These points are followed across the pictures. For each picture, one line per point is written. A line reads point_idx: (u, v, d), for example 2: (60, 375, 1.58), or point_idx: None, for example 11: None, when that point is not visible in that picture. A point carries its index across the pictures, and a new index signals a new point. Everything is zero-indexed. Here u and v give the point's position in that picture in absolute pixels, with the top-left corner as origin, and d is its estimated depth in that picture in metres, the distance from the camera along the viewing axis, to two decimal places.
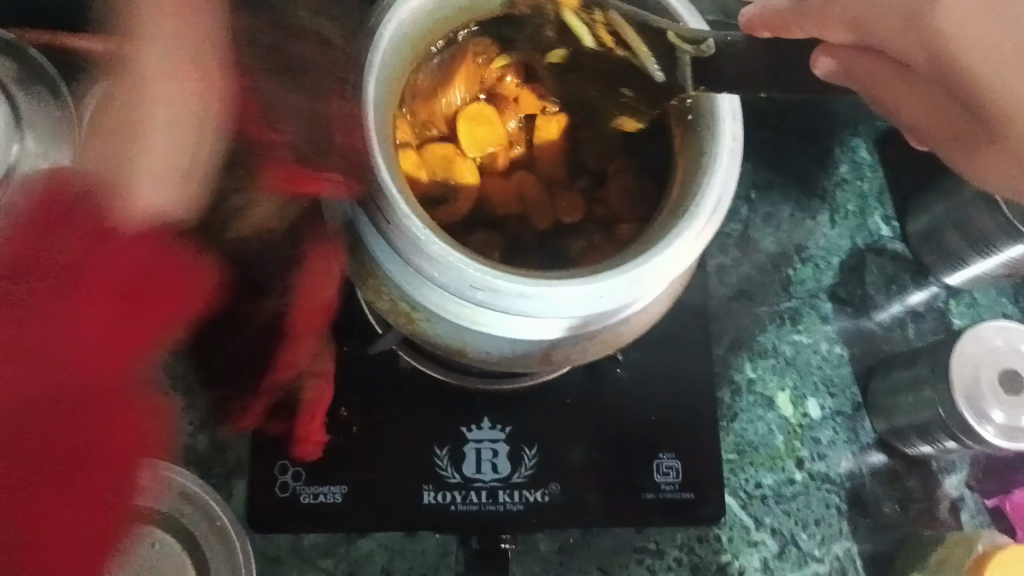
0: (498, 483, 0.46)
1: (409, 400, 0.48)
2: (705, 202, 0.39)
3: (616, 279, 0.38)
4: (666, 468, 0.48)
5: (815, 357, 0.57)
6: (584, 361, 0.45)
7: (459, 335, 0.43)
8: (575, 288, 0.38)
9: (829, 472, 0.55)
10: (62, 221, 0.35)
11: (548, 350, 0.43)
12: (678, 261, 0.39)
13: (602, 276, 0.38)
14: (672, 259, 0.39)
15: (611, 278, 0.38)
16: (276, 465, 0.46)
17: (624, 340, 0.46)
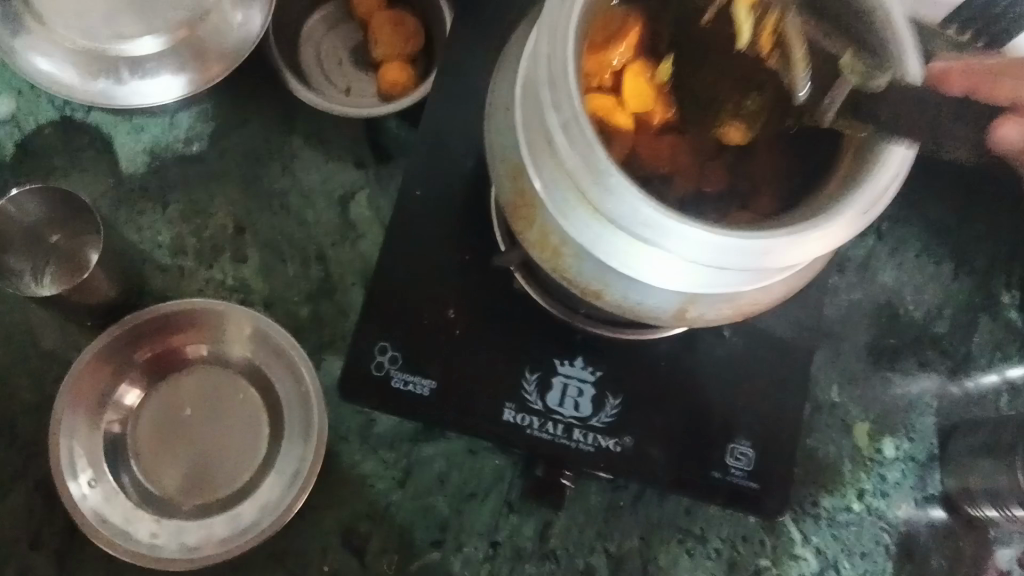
0: (576, 421, 0.47)
1: (512, 316, 0.48)
2: (866, 192, 0.37)
3: (787, 239, 0.35)
4: (739, 453, 0.48)
5: (903, 399, 0.57)
6: (716, 323, 0.43)
7: (602, 277, 0.40)
8: (745, 241, 0.34)
9: (886, 512, 0.55)
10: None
11: (687, 306, 0.41)
12: (840, 233, 0.36)
13: (774, 236, 0.35)
14: (836, 231, 0.36)
15: (783, 239, 0.35)
16: (376, 345, 0.47)
17: (757, 310, 0.44)
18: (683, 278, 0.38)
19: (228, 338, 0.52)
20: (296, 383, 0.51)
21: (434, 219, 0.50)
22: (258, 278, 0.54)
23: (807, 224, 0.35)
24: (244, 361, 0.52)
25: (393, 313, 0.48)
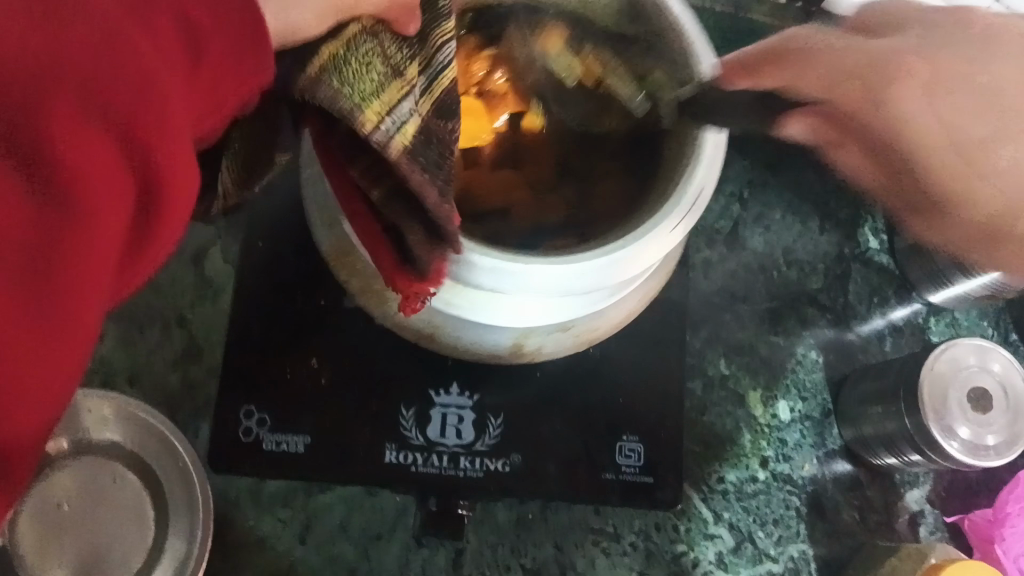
0: (461, 449, 0.46)
1: (377, 354, 0.48)
2: (682, 199, 0.41)
3: (599, 262, 0.39)
4: (627, 450, 0.48)
5: (791, 360, 0.57)
6: (557, 355, 0.48)
7: (434, 320, 0.45)
8: (556, 268, 0.38)
9: (792, 474, 0.55)
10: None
11: (522, 338, 0.46)
12: (656, 250, 0.40)
13: (587, 259, 0.39)
14: (653, 247, 0.40)
15: (596, 261, 0.39)
16: (242, 410, 0.46)
17: (597, 336, 0.48)
18: (512, 305, 0.42)
19: (86, 425, 0.48)
20: (172, 457, 0.48)
21: (288, 267, 0.49)
22: (117, 353, 0.50)
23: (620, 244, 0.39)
24: (111, 444, 0.49)
25: (253, 374, 0.46)
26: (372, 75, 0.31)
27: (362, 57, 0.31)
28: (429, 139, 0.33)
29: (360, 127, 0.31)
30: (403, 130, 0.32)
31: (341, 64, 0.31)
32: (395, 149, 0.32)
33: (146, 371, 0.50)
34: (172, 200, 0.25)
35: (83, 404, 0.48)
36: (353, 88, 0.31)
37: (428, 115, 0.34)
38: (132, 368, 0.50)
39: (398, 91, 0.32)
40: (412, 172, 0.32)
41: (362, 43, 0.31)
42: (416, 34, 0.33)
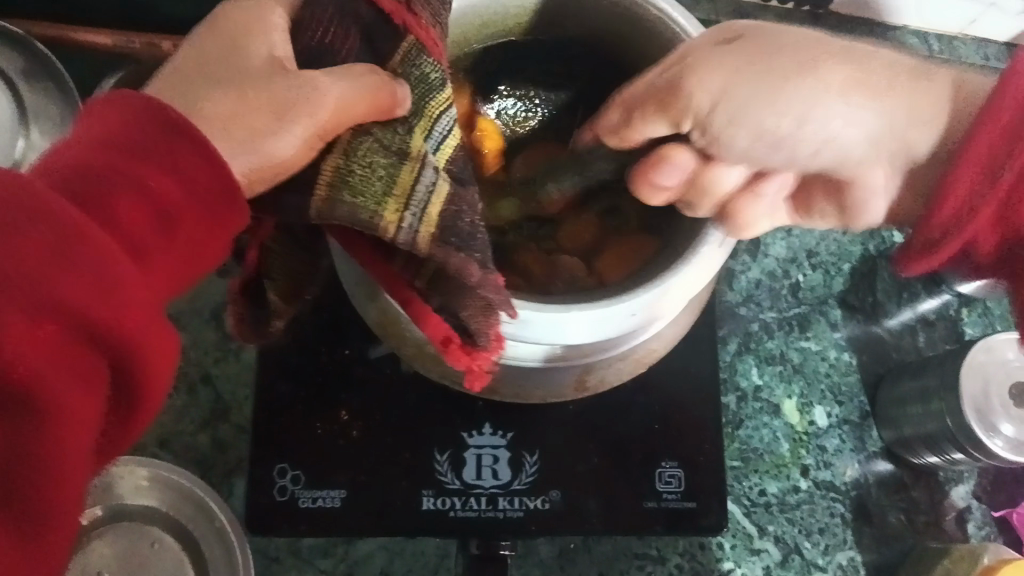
0: (498, 489, 0.46)
1: (405, 402, 0.47)
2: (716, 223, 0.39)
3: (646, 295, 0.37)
4: (668, 476, 0.47)
5: (824, 365, 0.56)
6: (619, 381, 0.47)
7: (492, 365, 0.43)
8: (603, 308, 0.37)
9: (835, 481, 0.54)
10: (150, 114, 0.29)
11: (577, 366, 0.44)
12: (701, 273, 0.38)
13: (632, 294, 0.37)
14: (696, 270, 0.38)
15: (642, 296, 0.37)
16: (274, 469, 0.45)
17: (654, 355, 0.47)
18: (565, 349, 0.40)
19: (122, 492, 0.47)
20: (209, 520, 0.47)
21: (308, 319, 0.48)
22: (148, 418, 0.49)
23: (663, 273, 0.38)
24: (148, 509, 0.47)
25: (283, 432, 0.46)
26: (381, 174, 0.32)
27: (363, 161, 0.32)
28: (458, 212, 0.33)
29: (386, 230, 0.32)
30: (428, 209, 0.33)
31: (345, 177, 0.32)
32: (422, 241, 0.33)
33: (176, 435, 0.49)
34: (150, 372, 0.27)
35: (117, 473, 0.47)
36: (367, 195, 0.32)
37: (451, 192, 0.33)
38: (164, 432, 0.49)
39: (410, 176, 0.32)
40: (445, 257, 0.33)
41: (360, 148, 0.32)
42: (401, 122, 0.33)
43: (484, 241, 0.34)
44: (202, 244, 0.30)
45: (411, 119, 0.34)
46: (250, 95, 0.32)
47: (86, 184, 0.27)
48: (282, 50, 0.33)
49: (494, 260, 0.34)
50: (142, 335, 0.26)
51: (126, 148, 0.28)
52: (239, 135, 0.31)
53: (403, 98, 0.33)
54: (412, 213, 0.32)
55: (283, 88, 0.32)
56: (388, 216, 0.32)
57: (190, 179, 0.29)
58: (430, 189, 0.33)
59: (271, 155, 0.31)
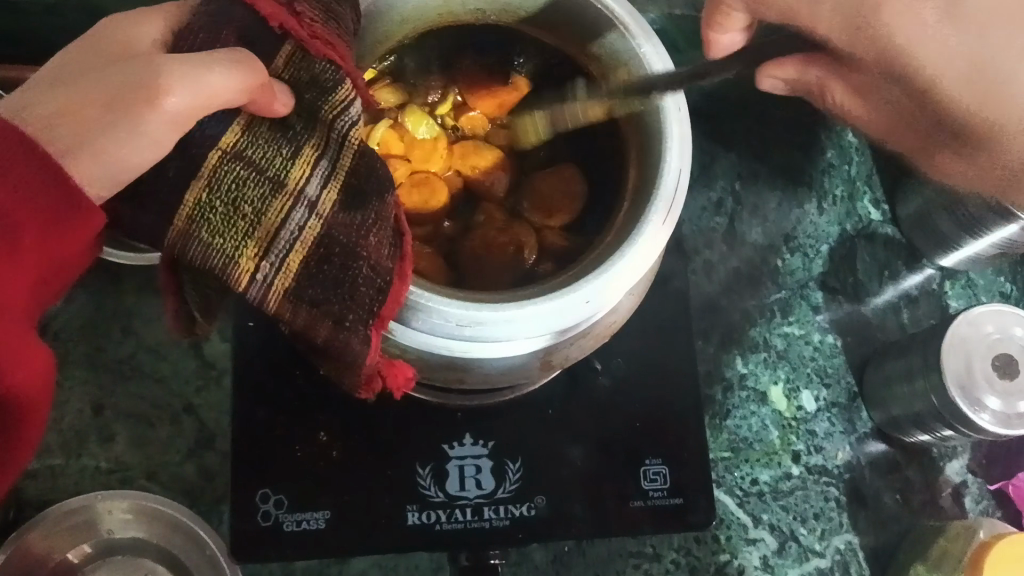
0: (483, 499, 0.46)
1: (384, 418, 0.47)
2: (661, 197, 0.39)
3: (594, 285, 0.38)
4: (654, 474, 0.47)
5: (808, 349, 0.56)
6: (581, 356, 0.46)
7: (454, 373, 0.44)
8: (554, 302, 0.37)
9: (827, 465, 0.54)
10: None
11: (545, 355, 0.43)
12: (648, 255, 0.39)
13: (580, 284, 0.38)
14: (644, 252, 0.38)
15: (590, 285, 0.38)
16: (257, 494, 0.45)
17: (613, 325, 0.46)
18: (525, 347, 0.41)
19: (109, 527, 0.47)
20: (200, 548, 0.46)
21: (283, 344, 0.48)
22: (132, 451, 0.48)
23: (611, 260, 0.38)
24: (136, 541, 0.47)
25: (265, 457, 0.46)
26: (244, 214, 0.33)
27: (226, 198, 0.33)
28: (325, 255, 0.35)
29: (240, 279, 0.34)
30: (290, 258, 0.34)
31: (206, 212, 0.33)
32: (275, 291, 0.34)
33: (160, 466, 0.48)
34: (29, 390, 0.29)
35: (102, 508, 0.46)
36: (225, 236, 0.33)
37: (320, 233, 0.35)
38: (149, 465, 0.48)
39: (275, 219, 0.34)
40: (297, 310, 0.35)
41: (226, 178, 0.33)
42: (288, 147, 0.34)
43: (353, 288, 0.36)
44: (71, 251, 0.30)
45: (299, 140, 0.34)
46: (107, 86, 0.31)
47: None
48: (136, 51, 0.32)
49: (371, 301, 0.36)
50: (9, 373, 0.28)
51: None
52: (92, 122, 0.30)
53: (281, 108, 0.34)
54: (271, 262, 0.34)
55: (129, 72, 0.31)
56: (245, 263, 0.33)
57: (45, 209, 0.28)
58: (295, 234, 0.34)
59: (104, 158, 0.31)
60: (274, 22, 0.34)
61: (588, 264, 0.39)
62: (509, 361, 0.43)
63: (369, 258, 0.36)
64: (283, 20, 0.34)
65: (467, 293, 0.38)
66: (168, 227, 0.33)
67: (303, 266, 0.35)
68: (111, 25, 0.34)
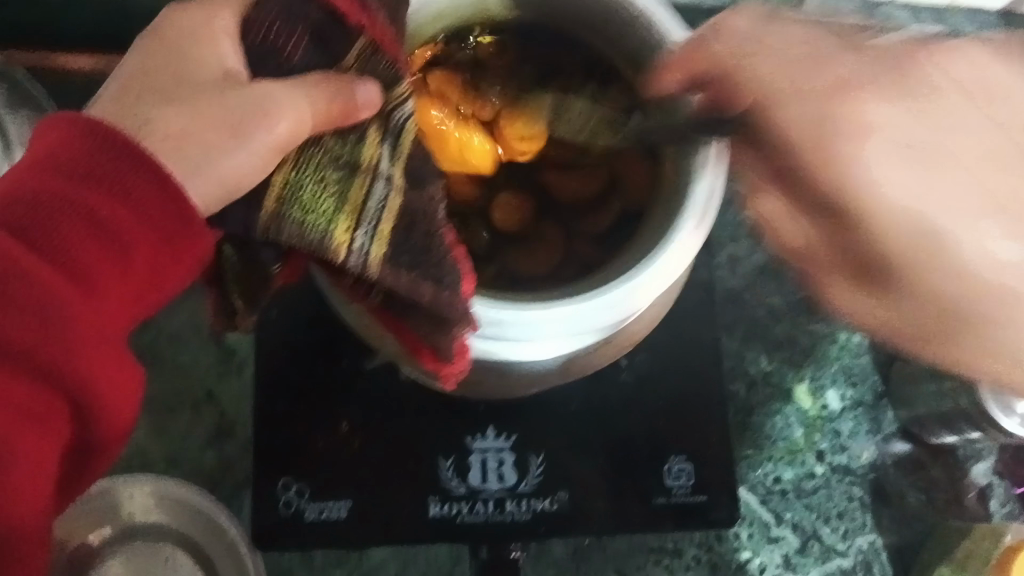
0: (505, 492, 0.45)
1: (406, 410, 0.47)
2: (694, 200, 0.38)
3: (622, 290, 0.37)
4: (677, 471, 0.47)
5: (834, 347, 0.55)
6: (600, 366, 0.45)
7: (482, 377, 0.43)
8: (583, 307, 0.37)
9: (851, 464, 0.53)
10: (97, 139, 0.30)
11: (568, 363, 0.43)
12: (677, 264, 0.38)
13: (609, 289, 0.37)
14: (673, 262, 0.38)
15: (618, 290, 0.37)
16: (279, 483, 0.45)
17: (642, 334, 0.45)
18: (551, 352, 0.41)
19: (131, 512, 0.47)
20: (220, 534, 0.46)
21: (305, 332, 0.48)
22: (156, 438, 0.48)
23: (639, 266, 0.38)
24: (158, 527, 0.47)
25: (289, 444, 0.46)
26: (329, 191, 0.33)
27: (312, 176, 0.33)
28: (410, 224, 0.33)
29: (336, 251, 0.33)
30: (381, 226, 0.33)
31: (295, 193, 0.33)
32: (372, 260, 0.33)
33: (183, 452, 0.48)
34: (111, 422, 0.30)
35: (123, 493, 0.47)
36: (316, 213, 0.32)
37: (401, 205, 0.33)
38: (173, 451, 0.48)
39: (360, 191, 0.33)
40: (396, 279, 0.33)
41: (310, 160, 0.33)
42: (355, 132, 0.33)
43: (442, 252, 0.33)
44: (168, 271, 0.31)
45: (364, 124, 0.33)
46: (204, 112, 0.33)
47: (45, 222, 0.28)
48: (233, 67, 0.34)
49: (452, 271, 0.33)
50: (92, 376, 0.29)
51: (85, 182, 0.29)
52: (194, 152, 0.33)
53: (363, 103, 0.32)
54: (362, 232, 0.32)
55: (242, 104, 0.33)
56: (338, 238, 0.32)
57: (143, 215, 0.30)
58: (380, 203, 0.33)
59: (223, 174, 0.32)
60: (327, 18, 0.33)
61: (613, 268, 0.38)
62: (539, 364, 0.41)
63: (444, 231, 0.33)
64: (359, 18, 0.33)
65: (492, 294, 0.38)
66: (245, 221, 0.33)
67: (391, 235, 0.33)
68: (192, 24, 0.34)
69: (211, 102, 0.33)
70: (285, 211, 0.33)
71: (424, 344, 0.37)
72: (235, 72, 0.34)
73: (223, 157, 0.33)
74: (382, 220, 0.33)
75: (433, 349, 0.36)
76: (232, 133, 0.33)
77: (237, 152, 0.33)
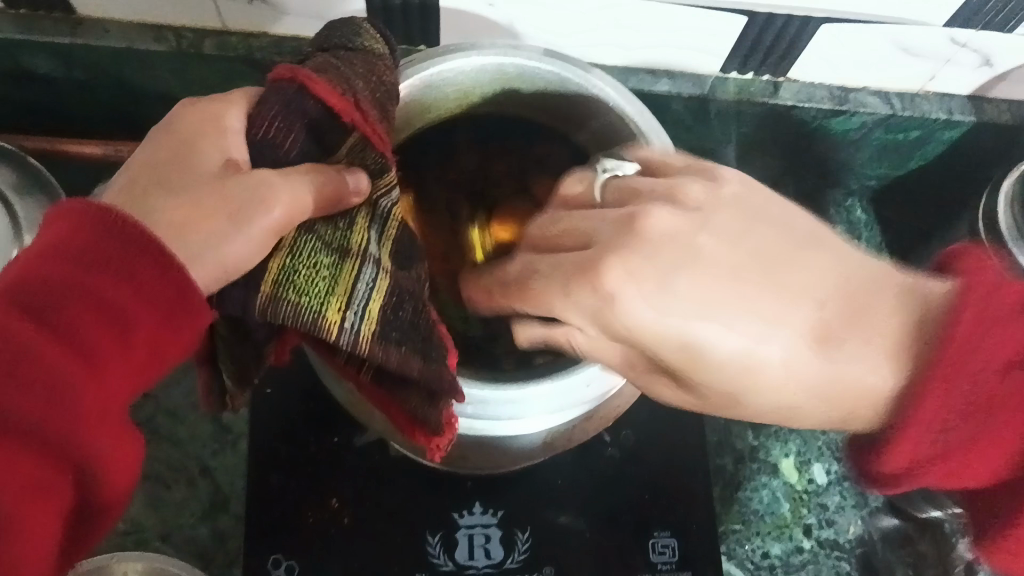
0: (492, 568, 0.46)
1: (395, 487, 0.48)
2: None
3: (597, 369, 0.39)
4: (662, 547, 0.47)
5: (819, 422, 0.56)
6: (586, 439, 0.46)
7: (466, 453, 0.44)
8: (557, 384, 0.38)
9: (838, 539, 0.54)
10: (99, 223, 0.30)
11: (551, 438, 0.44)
12: None
13: (584, 366, 0.39)
14: None
15: (593, 368, 0.39)
16: (269, 560, 0.46)
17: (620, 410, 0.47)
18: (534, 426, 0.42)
19: None
20: None
21: (299, 410, 0.50)
22: (150, 514, 0.49)
23: None
24: None
25: (280, 519, 0.47)
26: (322, 276, 0.35)
27: (307, 262, 0.35)
28: (397, 302, 0.36)
29: (329, 330, 0.34)
30: (370, 308, 0.35)
31: (290, 276, 0.34)
32: (364, 339, 0.35)
33: (177, 528, 0.49)
34: (111, 480, 0.30)
35: (117, 569, 0.46)
36: (311, 296, 0.34)
37: (390, 284, 0.36)
38: (167, 526, 0.49)
39: (352, 273, 0.35)
40: (385, 353, 0.35)
41: (304, 247, 0.35)
42: (344, 218, 0.36)
43: (428, 331, 0.36)
44: (169, 343, 0.31)
45: (353, 211, 0.36)
46: (199, 201, 0.33)
47: (48, 304, 0.29)
48: (233, 158, 0.34)
49: (440, 348, 0.36)
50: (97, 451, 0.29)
51: (85, 265, 0.29)
52: (194, 239, 0.32)
53: (351, 188, 0.35)
54: (353, 315, 0.35)
55: (238, 192, 0.33)
56: (330, 319, 0.34)
57: (147, 290, 0.30)
58: (369, 286, 0.35)
59: (225, 259, 0.32)
60: (321, 110, 0.35)
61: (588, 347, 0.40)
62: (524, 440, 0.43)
63: (430, 309, 0.37)
64: (350, 114, 0.35)
65: (473, 373, 0.39)
66: (241, 301, 0.34)
67: (381, 314, 0.36)
68: (199, 117, 0.35)
69: (206, 189, 0.33)
70: (281, 295, 0.34)
71: (412, 418, 0.39)
72: (235, 162, 0.34)
73: (223, 242, 0.32)
74: (372, 302, 0.35)
75: (421, 422, 0.38)
76: (230, 220, 0.33)
77: (235, 238, 0.33)
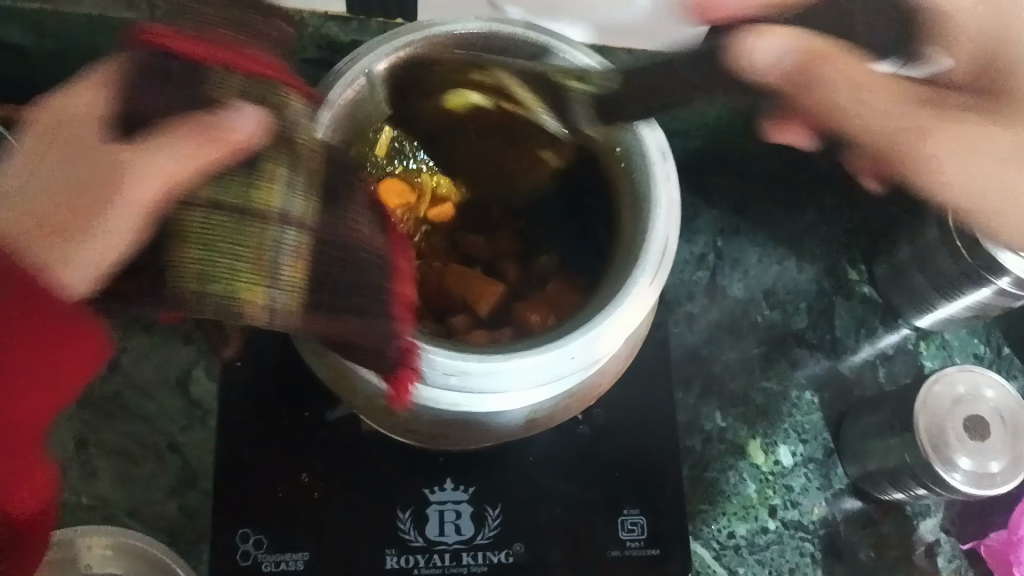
0: (462, 545, 0.46)
1: (366, 463, 0.48)
2: (650, 253, 0.40)
3: (582, 342, 0.39)
4: (631, 524, 0.48)
5: (786, 404, 0.57)
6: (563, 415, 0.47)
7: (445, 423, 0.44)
8: (544, 355, 0.39)
9: (803, 520, 0.54)
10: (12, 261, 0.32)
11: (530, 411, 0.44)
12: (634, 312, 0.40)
13: (570, 340, 0.39)
14: (632, 310, 0.40)
15: (579, 341, 0.39)
16: (236, 534, 0.46)
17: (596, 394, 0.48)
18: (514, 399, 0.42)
19: (87, 563, 0.45)
20: None
21: (272, 385, 0.49)
22: (115, 489, 0.48)
23: (598, 317, 0.39)
24: None
25: (248, 496, 0.47)
26: (228, 249, 0.33)
27: (208, 237, 0.33)
28: (316, 262, 0.35)
29: (251, 312, 0.34)
30: (290, 271, 0.35)
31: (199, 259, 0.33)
32: (286, 311, 0.35)
33: (143, 504, 0.47)
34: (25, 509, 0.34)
35: (82, 543, 0.45)
36: (219, 274, 0.33)
37: (307, 243, 0.35)
38: (132, 503, 0.47)
39: (262, 237, 0.34)
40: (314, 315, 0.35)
41: (195, 223, 0.33)
42: (242, 173, 0.34)
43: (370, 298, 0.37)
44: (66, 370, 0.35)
45: (243, 167, 0.34)
46: (67, 191, 0.31)
47: None
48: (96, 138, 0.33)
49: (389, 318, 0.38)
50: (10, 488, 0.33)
51: None
52: (71, 232, 0.31)
53: (241, 129, 0.34)
54: (275, 290, 0.34)
55: (109, 177, 0.32)
56: (243, 297, 0.34)
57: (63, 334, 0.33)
58: (286, 248, 0.35)
59: (99, 254, 0.31)
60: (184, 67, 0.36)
61: (577, 318, 0.40)
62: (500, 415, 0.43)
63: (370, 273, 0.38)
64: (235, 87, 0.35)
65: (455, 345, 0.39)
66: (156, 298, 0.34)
67: (302, 269, 0.35)
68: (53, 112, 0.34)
69: (82, 176, 0.32)
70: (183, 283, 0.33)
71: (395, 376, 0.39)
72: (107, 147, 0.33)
73: (106, 234, 0.31)
74: (284, 261, 0.34)
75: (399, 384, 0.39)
76: (106, 207, 0.31)
77: (117, 232, 0.31)
